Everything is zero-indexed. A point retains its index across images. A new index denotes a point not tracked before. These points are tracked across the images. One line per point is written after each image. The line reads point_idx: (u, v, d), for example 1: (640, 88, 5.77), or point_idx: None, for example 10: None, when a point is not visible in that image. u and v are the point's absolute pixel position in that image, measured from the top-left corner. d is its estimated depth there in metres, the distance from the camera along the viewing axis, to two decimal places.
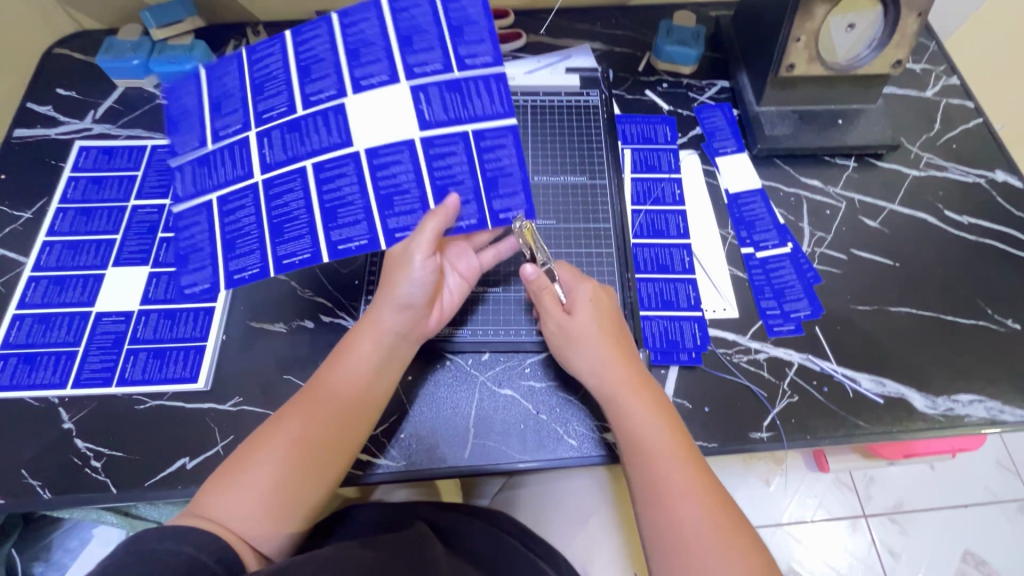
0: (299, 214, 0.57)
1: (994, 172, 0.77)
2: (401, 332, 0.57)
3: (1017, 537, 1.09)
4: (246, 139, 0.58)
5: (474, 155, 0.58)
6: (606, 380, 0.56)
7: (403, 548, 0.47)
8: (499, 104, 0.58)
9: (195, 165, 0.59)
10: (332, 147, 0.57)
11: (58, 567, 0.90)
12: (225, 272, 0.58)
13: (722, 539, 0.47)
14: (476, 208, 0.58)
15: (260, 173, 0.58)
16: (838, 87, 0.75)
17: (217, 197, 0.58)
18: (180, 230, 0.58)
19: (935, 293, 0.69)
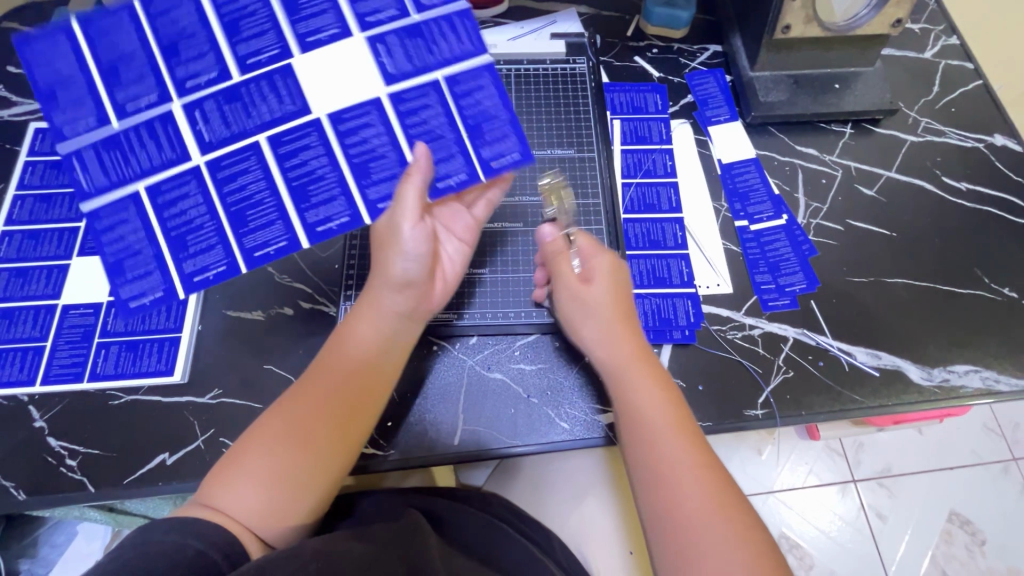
0: (263, 197, 0.52)
1: (993, 136, 0.75)
2: (406, 314, 0.54)
3: (1001, 497, 1.11)
4: (167, 113, 0.51)
5: (449, 104, 0.54)
6: (613, 356, 0.54)
7: (394, 539, 0.44)
8: (466, 42, 0.55)
9: (100, 150, 0.50)
10: (288, 117, 0.52)
11: (44, 563, 0.89)
12: (180, 274, 0.51)
13: (724, 515, 0.45)
14: (461, 163, 0.54)
15: (198, 156, 0.51)
16: (835, 49, 0.71)
17: (145, 187, 0.51)
18: (109, 231, 0.50)
19: (932, 262, 0.68)
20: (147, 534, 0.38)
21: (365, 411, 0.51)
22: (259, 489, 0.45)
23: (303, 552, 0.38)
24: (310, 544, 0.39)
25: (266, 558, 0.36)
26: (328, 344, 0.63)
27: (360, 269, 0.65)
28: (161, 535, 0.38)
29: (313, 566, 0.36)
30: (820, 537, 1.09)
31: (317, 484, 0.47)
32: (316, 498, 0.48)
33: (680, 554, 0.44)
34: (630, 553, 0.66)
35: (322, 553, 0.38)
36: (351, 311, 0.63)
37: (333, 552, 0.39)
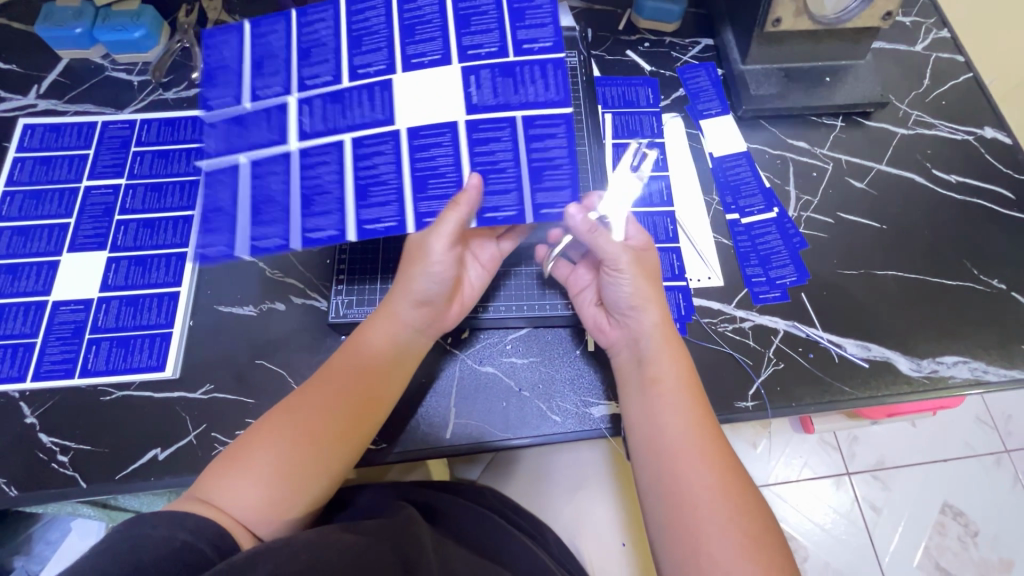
0: (331, 188, 0.52)
1: (983, 129, 0.75)
2: (418, 327, 0.55)
3: (993, 489, 1.12)
4: (285, 104, 0.54)
5: (521, 145, 0.53)
6: (647, 343, 0.54)
7: (387, 533, 0.44)
8: (553, 92, 0.54)
9: (228, 123, 0.54)
10: (375, 123, 0.53)
11: (38, 560, 0.88)
12: (246, 242, 0.51)
13: (729, 505, 0.44)
14: (513, 198, 0.52)
15: (295, 143, 0.53)
16: (826, 43, 0.71)
17: (247, 158, 0.53)
18: (204, 188, 0.52)
19: (922, 254, 0.68)
20: (140, 525, 0.38)
21: (371, 416, 0.51)
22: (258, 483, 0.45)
23: (294, 543, 0.38)
24: (300, 536, 0.39)
25: (257, 549, 0.36)
26: (320, 339, 0.63)
27: (351, 263, 0.64)
28: (154, 526, 0.38)
29: (304, 556, 0.37)
30: (814, 529, 1.10)
31: (315, 481, 0.47)
32: (319, 493, 0.48)
33: (684, 536, 0.44)
34: (624, 543, 0.67)
35: (313, 544, 0.38)
36: (341, 306, 0.62)
37: (324, 542, 0.39)
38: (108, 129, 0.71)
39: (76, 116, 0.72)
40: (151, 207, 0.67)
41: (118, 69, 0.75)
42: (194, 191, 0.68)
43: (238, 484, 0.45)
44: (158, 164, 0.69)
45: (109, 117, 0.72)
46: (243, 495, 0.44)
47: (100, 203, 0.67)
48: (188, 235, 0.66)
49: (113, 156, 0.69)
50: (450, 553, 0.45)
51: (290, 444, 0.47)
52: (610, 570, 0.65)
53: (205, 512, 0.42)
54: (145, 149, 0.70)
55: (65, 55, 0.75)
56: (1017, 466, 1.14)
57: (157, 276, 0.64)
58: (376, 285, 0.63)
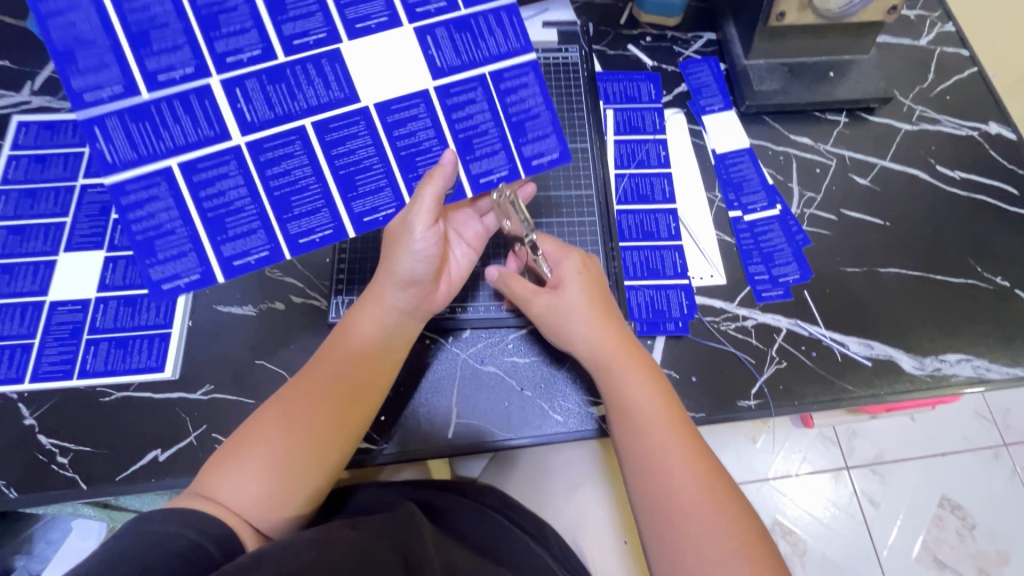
0: (307, 183, 0.51)
1: (988, 125, 0.75)
2: (406, 310, 0.54)
3: (991, 482, 1.13)
4: (205, 88, 0.47)
5: (496, 102, 0.54)
6: (604, 349, 0.54)
7: (390, 529, 0.44)
8: (515, 39, 0.54)
9: (127, 119, 0.46)
10: (335, 103, 0.50)
11: (40, 559, 0.86)
12: (218, 258, 0.49)
13: (717, 504, 0.44)
14: (502, 159, 0.54)
15: (240, 137, 0.49)
16: (830, 37, 0.71)
17: (179, 163, 0.48)
18: (137, 207, 0.47)
19: (925, 251, 0.68)
20: (142, 524, 0.38)
21: (363, 403, 0.51)
22: (257, 476, 0.44)
23: (299, 541, 0.38)
24: (305, 534, 0.39)
25: (261, 549, 0.36)
26: (321, 338, 0.63)
27: (351, 264, 0.64)
28: (159, 524, 0.38)
29: (308, 555, 0.36)
30: (814, 523, 1.10)
31: (314, 474, 0.47)
32: (317, 487, 0.47)
33: (675, 540, 0.44)
34: (625, 542, 0.67)
35: (317, 543, 0.38)
36: (342, 306, 0.62)
37: (328, 541, 0.39)
38: None
39: (70, 113, 0.71)
40: None
41: None
42: None
43: (239, 479, 0.44)
44: None
45: None
46: (244, 490, 0.44)
47: (96, 202, 0.66)
48: None
49: None
50: (454, 552, 0.45)
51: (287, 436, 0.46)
52: (611, 568, 0.65)
53: (205, 506, 0.42)
54: None
55: None
56: (1015, 460, 1.14)
57: None
58: None
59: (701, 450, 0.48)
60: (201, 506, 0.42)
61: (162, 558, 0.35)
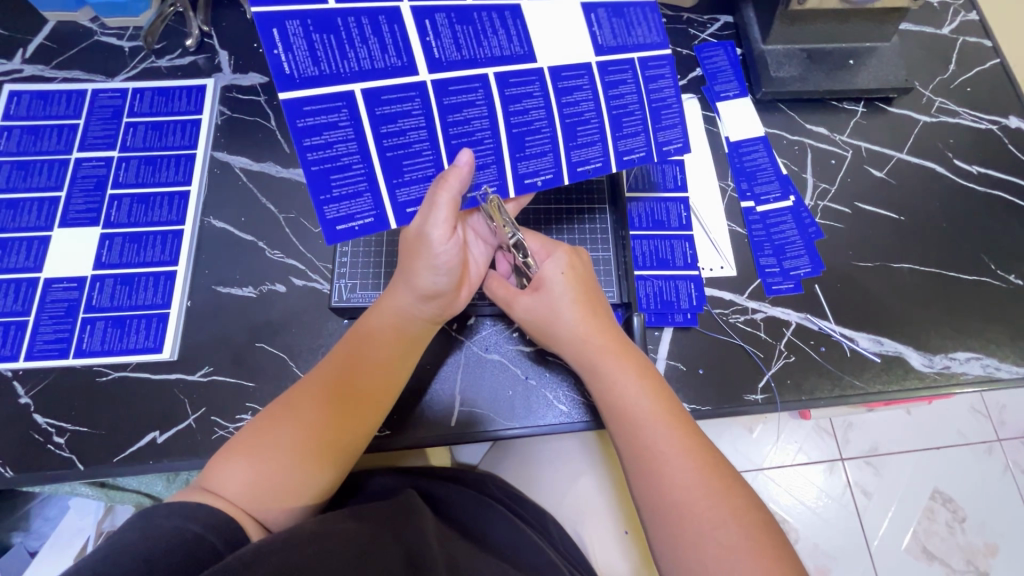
0: (483, 137, 0.50)
1: (1008, 118, 0.73)
2: (426, 318, 0.53)
3: (984, 477, 1.13)
4: (396, 11, 0.44)
5: (642, 88, 0.55)
6: (593, 351, 0.53)
7: (391, 520, 0.43)
8: (655, 32, 0.55)
9: (311, 27, 0.42)
10: (515, 58, 0.50)
11: (38, 536, 0.83)
12: (393, 203, 0.48)
13: (717, 499, 0.43)
14: (598, 151, 0.54)
15: (428, 75, 0.46)
16: (851, 23, 0.68)
17: (362, 89, 0.44)
18: (315, 133, 0.44)
19: (938, 246, 0.67)
20: (142, 518, 0.36)
21: (374, 401, 0.50)
22: (263, 469, 0.43)
23: (300, 534, 0.36)
24: (307, 525, 0.38)
25: (260, 541, 0.34)
26: (323, 322, 0.61)
27: (354, 246, 0.61)
28: (156, 518, 0.37)
29: (309, 549, 0.35)
30: (806, 511, 1.11)
31: (325, 472, 0.46)
32: (326, 486, 0.46)
33: (670, 536, 0.43)
34: (627, 532, 0.67)
35: (319, 535, 0.37)
36: (344, 290, 0.60)
37: (329, 534, 0.37)
38: (99, 98, 0.68)
39: (64, 83, 0.69)
40: (145, 181, 0.64)
41: (108, 34, 0.71)
42: (191, 166, 0.66)
43: (245, 466, 0.43)
44: (153, 137, 0.66)
45: (100, 85, 0.69)
46: (247, 483, 0.42)
47: (91, 176, 0.64)
48: (185, 212, 0.64)
49: (104, 128, 0.66)
50: (458, 545, 0.44)
51: (301, 436, 0.45)
52: (612, 558, 0.65)
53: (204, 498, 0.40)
54: (138, 121, 0.67)
55: (51, 17, 0.71)
56: (1008, 455, 1.15)
57: (153, 255, 0.62)
58: (382, 268, 0.61)
59: (699, 447, 0.47)
60: (206, 500, 0.40)
61: (157, 549, 0.34)
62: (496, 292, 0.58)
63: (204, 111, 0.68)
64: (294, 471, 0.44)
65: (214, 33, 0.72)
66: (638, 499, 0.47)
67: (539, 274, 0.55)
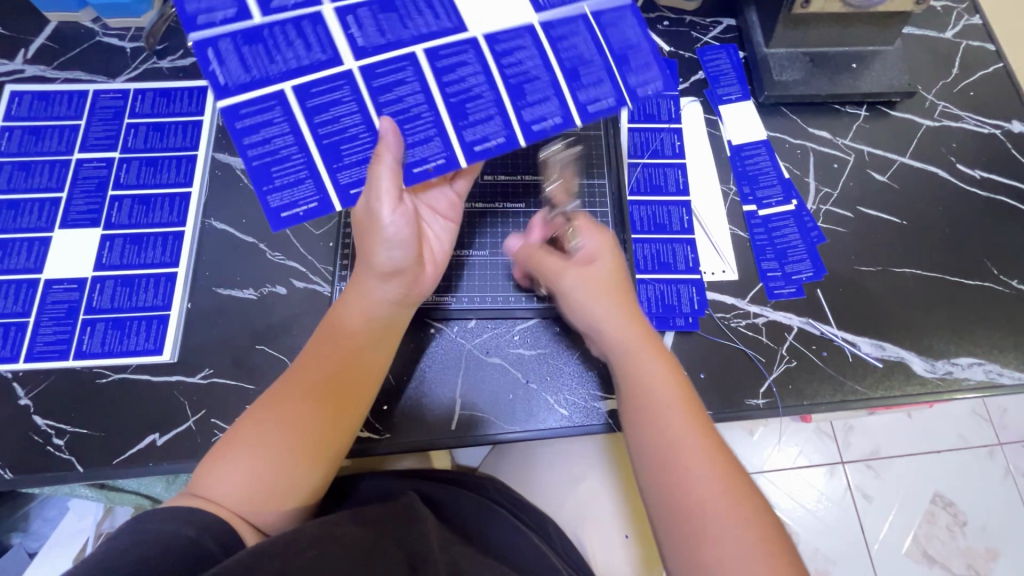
0: (420, 111, 0.49)
1: (1011, 123, 0.73)
2: (396, 301, 0.51)
3: (984, 482, 1.13)
4: (319, 13, 0.47)
5: (597, 33, 0.53)
6: (621, 345, 0.53)
7: (393, 523, 0.42)
8: (634, 31, 0.53)
9: (240, 41, 0.46)
10: (444, 33, 0.50)
11: (38, 537, 0.83)
12: (336, 187, 0.48)
13: (735, 498, 0.43)
14: (556, 105, 0.51)
15: (418, 44, 0.49)
16: (854, 27, 0.68)
17: (292, 86, 0.47)
18: (253, 131, 0.46)
19: (940, 251, 0.66)
20: (144, 520, 0.36)
21: (356, 394, 0.49)
22: (251, 468, 0.43)
23: (302, 537, 0.36)
24: (309, 528, 0.38)
25: (261, 544, 0.34)
26: None
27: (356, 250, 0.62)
28: (158, 521, 0.37)
29: (311, 552, 0.35)
30: (806, 515, 1.11)
31: (311, 469, 0.45)
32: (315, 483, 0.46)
33: (690, 529, 0.43)
34: (628, 536, 0.66)
35: (321, 537, 0.37)
36: None
37: (331, 537, 0.37)
38: (100, 99, 0.68)
39: (65, 84, 0.68)
40: (146, 183, 0.64)
41: (110, 35, 0.71)
42: (193, 167, 0.65)
43: (230, 469, 0.43)
44: (154, 138, 0.66)
45: (101, 86, 0.69)
46: (241, 488, 0.42)
47: (93, 177, 0.64)
48: (186, 213, 0.64)
49: (105, 128, 0.66)
50: (459, 549, 0.44)
51: (288, 436, 0.45)
52: (613, 561, 0.65)
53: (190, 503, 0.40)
54: (139, 121, 0.67)
55: (53, 17, 0.71)
56: (1009, 460, 1.15)
57: (153, 256, 0.62)
58: None
59: (716, 444, 0.46)
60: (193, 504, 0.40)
61: (157, 552, 0.34)
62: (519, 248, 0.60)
63: (205, 112, 0.68)
64: (285, 471, 0.44)
65: None
66: (653, 490, 0.46)
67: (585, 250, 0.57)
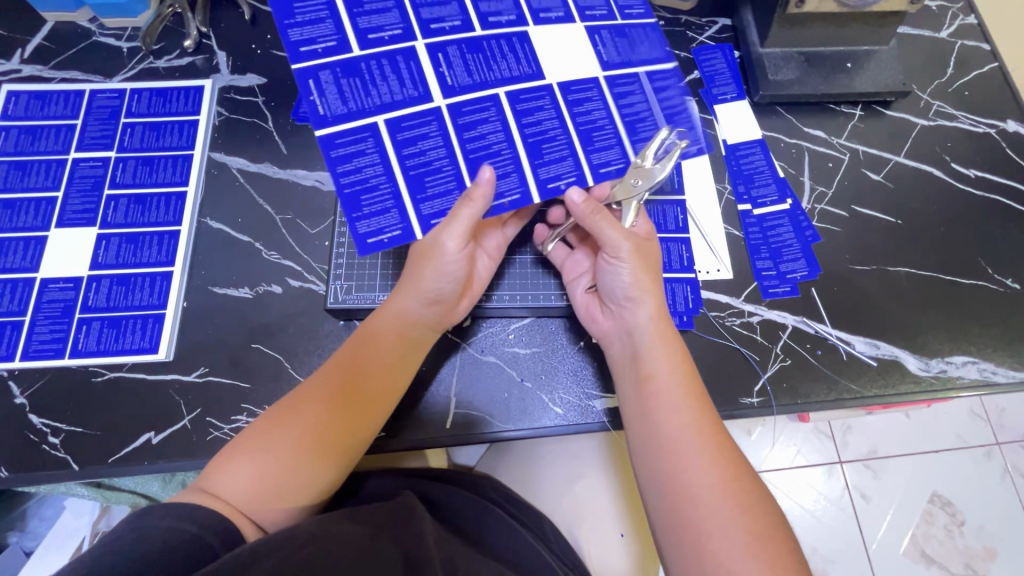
0: (500, 148, 0.51)
1: (1005, 122, 0.73)
2: (429, 323, 0.53)
3: (981, 481, 1.13)
4: (412, 51, 0.50)
5: (652, 97, 0.56)
6: (650, 339, 0.51)
7: (388, 522, 0.42)
8: (660, 49, 0.57)
9: (340, 75, 0.48)
10: (524, 78, 0.53)
11: (34, 536, 0.83)
12: (417, 215, 0.49)
13: (732, 501, 0.43)
14: (617, 153, 0.53)
15: (502, 87, 0.52)
16: (849, 26, 0.68)
17: (384, 120, 0.49)
18: (345, 161, 0.48)
19: (935, 250, 0.67)
20: (138, 519, 0.36)
21: (373, 404, 0.49)
22: (265, 468, 0.43)
23: (297, 535, 0.36)
24: (305, 526, 0.38)
25: (256, 543, 0.34)
26: (319, 323, 0.61)
27: (350, 249, 0.62)
28: (154, 519, 0.37)
29: (306, 549, 0.35)
30: (803, 514, 1.11)
31: (321, 473, 0.45)
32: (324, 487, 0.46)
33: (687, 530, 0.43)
34: (624, 535, 0.66)
35: (316, 535, 0.37)
36: (340, 292, 0.60)
37: (326, 535, 0.37)
38: (97, 98, 0.68)
39: (62, 83, 0.69)
40: (142, 182, 0.64)
41: (106, 35, 0.71)
42: (189, 167, 0.66)
43: (243, 468, 0.43)
44: (150, 138, 0.66)
45: (98, 86, 0.69)
46: (248, 484, 0.42)
47: (89, 176, 0.64)
48: (181, 213, 0.64)
49: (101, 128, 0.66)
50: (454, 547, 0.44)
51: (301, 436, 0.45)
52: (609, 561, 0.65)
53: (197, 497, 0.40)
54: (135, 121, 0.67)
55: (49, 17, 0.71)
56: (1006, 459, 1.15)
57: (149, 255, 0.62)
58: (378, 270, 0.61)
59: (726, 446, 0.46)
60: (201, 500, 0.40)
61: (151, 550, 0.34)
62: (577, 206, 0.51)
63: (201, 112, 0.68)
64: (294, 472, 0.44)
65: (211, 34, 0.72)
66: (653, 491, 0.46)
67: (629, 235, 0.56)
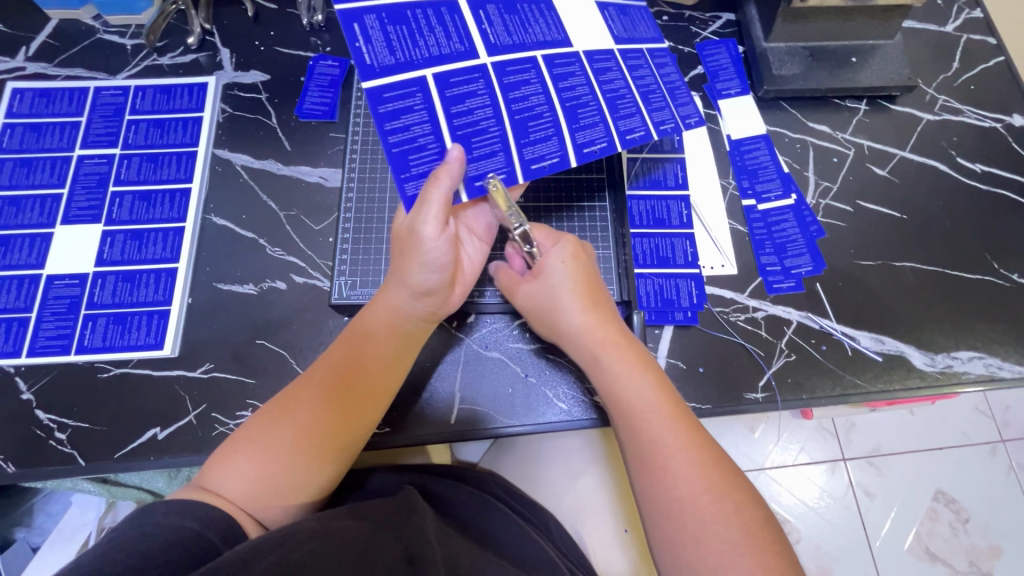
0: (542, 111, 0.50)
1: (1012, 116, 0.72)
2: (423, 316, 0.53)
3: (986, 478, 1.13)
4: (455, 6, 0.49)
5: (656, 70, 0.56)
6: (600, 348, 0.52)
7: (391, 518, 0.42)
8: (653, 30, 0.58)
9: (385, 20, 0.46)
10: (555, 43, 0.53)
11: (40, 532, 0.83)
12: (463, 177, 0.48)
13: (716, 494, 0.43)
14: (641, 121, 0.53)
15: (539, 50, 0.52)
16: (854, 20, 0.68)
17: (432, 73, 0.47)
18: (394, 117, 0.46)
19: (940, 245, 0.66)
20: (141, 515, 0.36)
21: (372, 401, 0.50)
22: (263, 464, 0.43)
23: (298, 531, 0.36)
24: (306, 522, 0.38)
25: (257, 539, 0.34)
26: (323, 319, 0.61)
27: (354, 245, 0.62)
28: (155, 517, 0.37)
29: (307, 546, 0.35)
30: (807, 511, 1.11)
31: (320, 469, 0.46)
32: (324, 482, 0.46)
33: (673, 527, 0.43)
34: (628, 531, 0.67)
35: (317, 532, 0.37)
36: (344, 288, 0.60)
37: (328, 531, 0.37)
38: (101, 96, 0.68)
39: (67, 81, 0.69)
40: (147, 179, 0.65)
41: (111, 32, 0.72)
42: (193, 164, 0.66)
43: (241, 465, 0.43)
44: (154, 135, 0.67)
45: (102, 83, 0.69)
46: (254, 467, 0.43)
47: (94, 173, 0.64)
48: (186, 210, 0.64)
49: (106, 125, 0.67)
50: (457, 543, 0.44)
51: (296, 432, 0.45)
52: (612, 558, 0.65)
53: (197, 495, 0.40)
54: (140, 117, 0.67)
55: (54, 15, 0.71)
56: (1011, 456, 1.14)
57: (154, 252, 0.62)
58: (380, 267, 0.61)
59: (703, 444, 0.46)
60: (202, 498, 0.40)
61: (152, 548, 0.34)
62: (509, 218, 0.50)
63: (204, 109, 0.68)
64: (290, 467, 0.44)
65: (215, 31, 0.72)
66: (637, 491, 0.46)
67: (541, 262, 0.54)
